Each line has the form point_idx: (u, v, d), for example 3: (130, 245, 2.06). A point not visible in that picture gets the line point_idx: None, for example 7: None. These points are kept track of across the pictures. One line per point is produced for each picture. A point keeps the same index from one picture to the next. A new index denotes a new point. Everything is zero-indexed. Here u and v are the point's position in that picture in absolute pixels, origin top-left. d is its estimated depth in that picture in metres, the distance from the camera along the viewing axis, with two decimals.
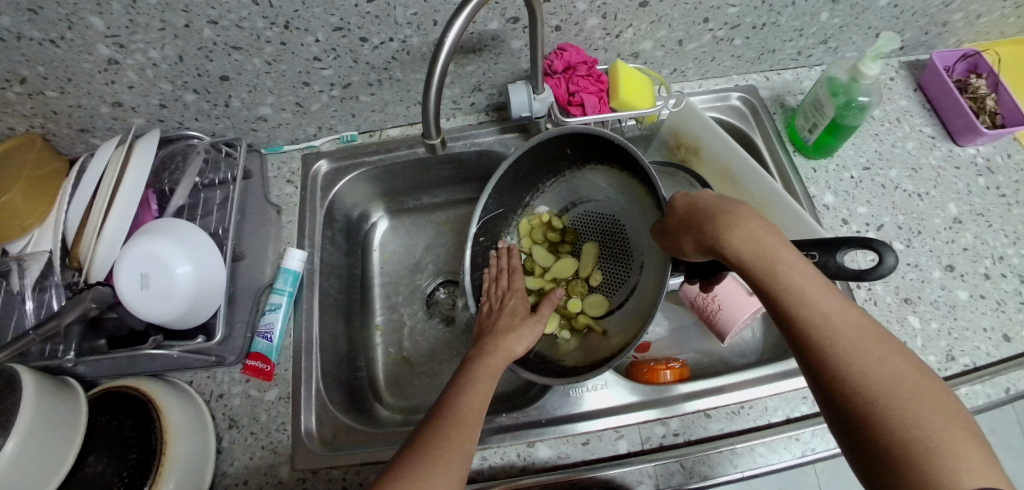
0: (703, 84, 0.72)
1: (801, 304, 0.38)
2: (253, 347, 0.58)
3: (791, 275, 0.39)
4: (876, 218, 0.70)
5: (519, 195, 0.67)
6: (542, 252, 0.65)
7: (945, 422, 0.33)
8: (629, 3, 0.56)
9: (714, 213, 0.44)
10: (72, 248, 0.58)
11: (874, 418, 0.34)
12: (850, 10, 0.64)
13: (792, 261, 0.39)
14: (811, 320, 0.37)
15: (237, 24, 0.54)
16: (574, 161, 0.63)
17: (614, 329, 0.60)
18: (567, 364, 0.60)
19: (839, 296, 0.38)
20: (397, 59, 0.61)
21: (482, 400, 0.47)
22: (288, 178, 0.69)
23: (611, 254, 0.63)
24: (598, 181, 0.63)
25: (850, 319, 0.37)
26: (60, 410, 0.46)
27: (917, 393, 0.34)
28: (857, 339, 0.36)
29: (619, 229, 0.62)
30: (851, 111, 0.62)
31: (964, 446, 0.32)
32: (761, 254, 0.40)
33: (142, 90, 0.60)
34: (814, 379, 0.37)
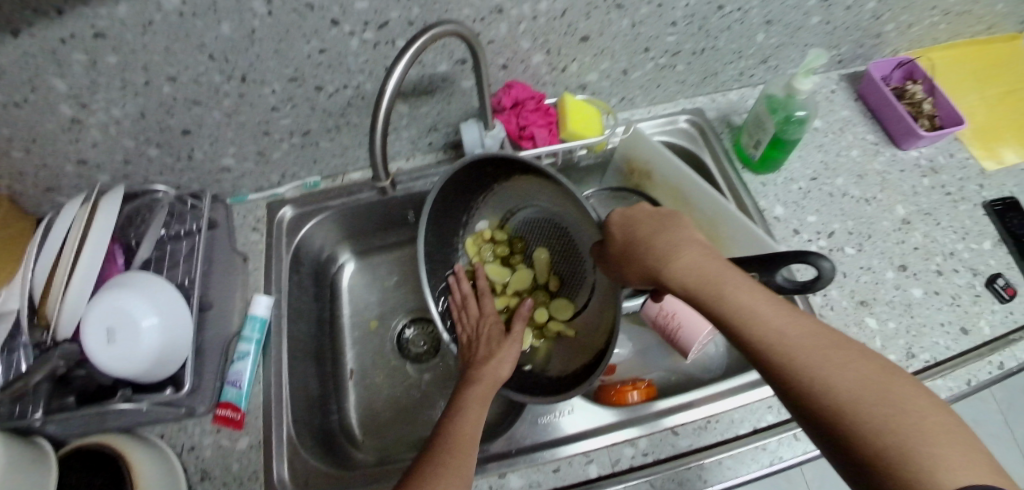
0: (651, 110, 0.76)
1: (748, 321, 0.38)
2: (223, 396, 0.58)
3: (735, 294, 0.39)
4: (826, 225, 0.73)
5: (457, 217, 0.67)
6: (497, 268, 0.66)
7: (922, 420, 0.31)
8: (570, 39, 0.59)
9: (648, 240, 0.46)
10: (38, 307, 0.57)
11: (846, 434, 0.32)
12: (784, 31, 0.68)
13: (733, 280, 0.40)
14: (761, 336, 0.37)
15: (195, 79, 0.56)
16: (500, 176, 0.64)
17: (586, 328, 0.62)
18: (554, 374, 0.62)
19: (786, 306, 0.39)
20: (353, 104, 0.63)
21: (475, 427, 0.49)
22: (254, 226, 0.70)
23: (561, 255, 0.66)
24: (527, 190, 0.64)
25: (805, 331, 0.37)
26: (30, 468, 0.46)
27: (886, 396, 0.32)
28: (812, 348, 0.36)
29: (561, 231, 0.65)
30: (791, 125, 0.65)
31: (950, 446, 0.30)
32: (700, 277, 0.41)
33: (106, 147, 0.61)
34: (782, 397, 0.36)
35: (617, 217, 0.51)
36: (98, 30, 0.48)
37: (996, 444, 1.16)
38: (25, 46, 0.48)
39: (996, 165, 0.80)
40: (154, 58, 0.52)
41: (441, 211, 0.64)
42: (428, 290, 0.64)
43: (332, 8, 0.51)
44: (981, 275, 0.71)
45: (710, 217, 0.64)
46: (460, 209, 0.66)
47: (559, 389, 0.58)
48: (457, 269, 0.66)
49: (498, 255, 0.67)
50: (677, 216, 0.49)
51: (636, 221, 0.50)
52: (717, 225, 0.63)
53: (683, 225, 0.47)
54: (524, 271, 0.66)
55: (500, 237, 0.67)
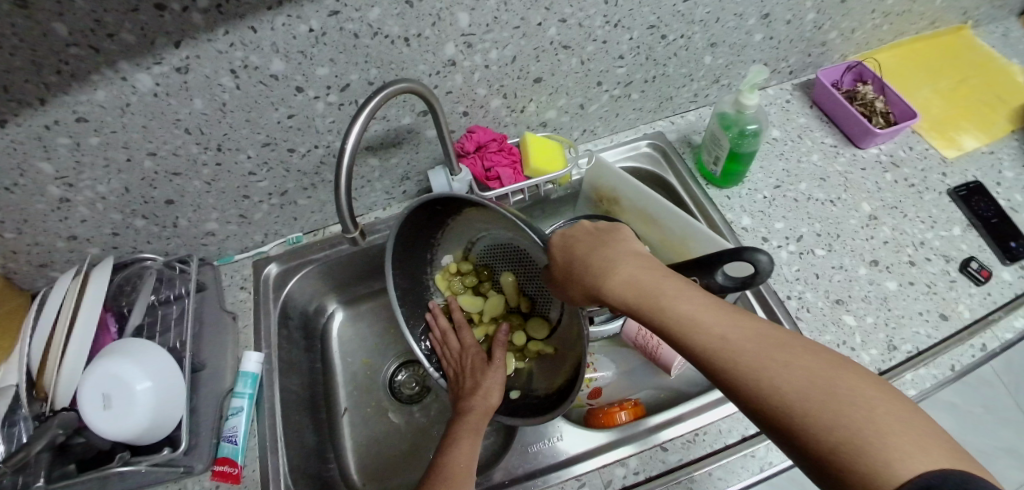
0: (614, 138, 0.79)
1: (693, 332, 0.40)
2: (220, 452, 0.60)
3: (676, 305, 0.41)
4: (795, 230, 0.75)
5: (422, 257, 0.68)
6: (469, 300, 0.68)
7: (869, 409, 0.32)
8: (523, 81, 0.63)
9: (589, 262, 0.48)
10: (36, 379, 0.59)
11: (796, 432, 0.34)
12: (730, 51, 0.72)
13: (672, 291, 0.42)
14: (708, 346, 0.39)
15: (174, 152, 0.59)
16: (451, 213, 0.65)
17: (562, 343, 0.63)
18: (541, 392, 0.63)
19: (727, 310, 0.40)
20: (325, 162, 0.66)
21: (468, 455, 0.53)
22: (242, 284, 0.73)
23: (526, 277, 0.66)
24: (478, 221, 0.65)
25: (747, 332, 0.38)
26: None
27: (832, 387, 0.34)
28: (756, 349, 0.37)
29: (518, 256, 0.65)
30: (745, 139, 0.68)
31: (893, 432, 0.31)
32: (640, 293, 0.43)
33: (94, 222, 0.64)
34: (738, 403, 0.38)
35: (559, 239, 0.54)
36: (79, 115, 0.51)
37: (1005, 427, 1.16)
38: (14, 134, 0.51)
39: (956, 152, 0.82)
40: (133, 136, 0.56)
41: (403, 256, 0.66)
42: (410, 336, 0.67)
43: (296, 76, 0.55)
44: (955, 260, 0.73)
45: (678, 234, 0.66)
46: (422, 250, 0.67)
47: (545, 407, 0.60)
48: (433, 305, 0.69)
49: (468, 286, 0.69)
50: (614, 230, 0.51)
51: (577, 242, 0.52)
52: (685, 242, 0.65)
53: (621, 241, 0.50)
54: (495, 298, 0.68)
55: (466, 269, 0.69)
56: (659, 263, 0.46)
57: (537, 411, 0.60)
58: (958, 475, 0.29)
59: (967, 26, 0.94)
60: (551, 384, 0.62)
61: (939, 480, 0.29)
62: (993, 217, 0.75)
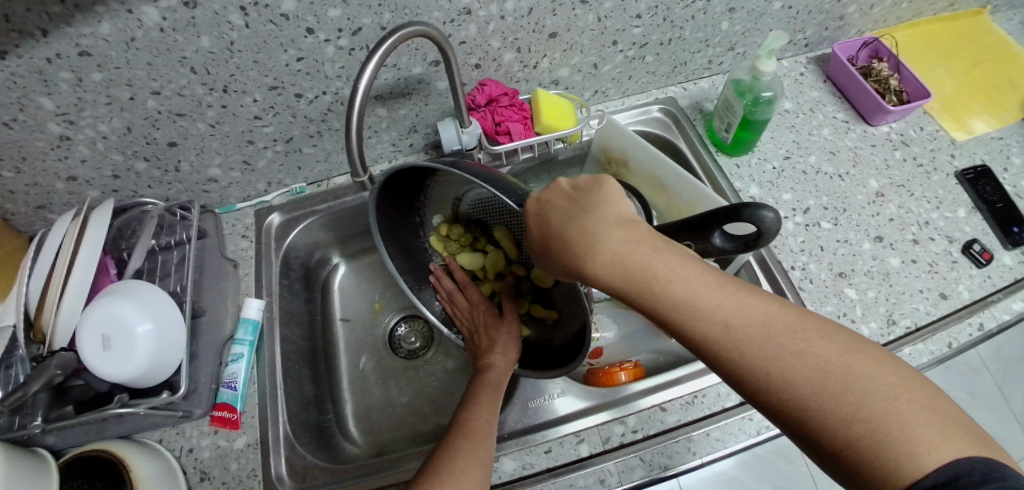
0: (625, 102, 0.78)
1: (696, 323, 0.36)
2: (219, 398, 0.60)
3: (676, 291, 0.37)
4: (801, 202, 0.74)
5: (409, 223, 0.66)
6: (467, 259, 0.67)
7: (890, 399, 0.31)
8: (538, 35, 0.61)
9: (569, 237, 0.42)
10: (35, 320, 0.59)
11: (811, 423, 0.33)
12: (748, 18, 0.70)
13: (670, 273, 0.38)
14: (713, 337, 0.36)
15: (178, 92, 0.57)
16: (427, 176, 0.60)
17: (566, 298, 0.60)
18: (557, 343, 0.63)
19: (731, 290, 0.37)
20: (333, 110, 0.65)
21: (487, 412, 0.54)
22: (243, 233, 0.72)
23: (518, 229, 0.61)
24: (460, 179, 0.60)
25: (754, 319, 0.36)
26: (28, 460, 0.51)
27: (849, 377, 0.32)
28: (764, 338, 0.35)
29: (505, 210, 0.59)
30: (759, 106, 0.67)
31: (916, 422, 0.30)
32: (632, 276, 0.39)
33: (94, 163, 0.63)
34: (744, 394, 0.36)
35: (534, 206, 0.47)
36: (83, 48, 0.50)
37: (991, 413, 1.18)
38: (14, 67, 0.49)
39: (966, 134, 0.82)
40: (138, 73, 0.54)
41: (389, 225, 0.64)
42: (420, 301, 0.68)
43: (307, 17, 0.53)
44: (958, 241, 0.73)
45: (686, 200, 0.66)
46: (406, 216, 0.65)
47: (561, 363, 0.60)
48: (435, 267, 0.69)
49: (464, 244, 0.67)
50: (593, 193, 0.45)
51: (551, 210, 0.45)
52: (693, 207, 0.65)
53: (602, 204, 0.43)
54: (493, 253, 0.66)
55: (456, 229, 0.66)
56: (648, 231, 0.40)
57: (551, 365, 0.62)
58: (978, 459, 0.29)
59: (986, 10, 0.93)
60: (562, 333, 0.62)
61: (965, 469, 0.29)
62: (998, 201, 0.75)
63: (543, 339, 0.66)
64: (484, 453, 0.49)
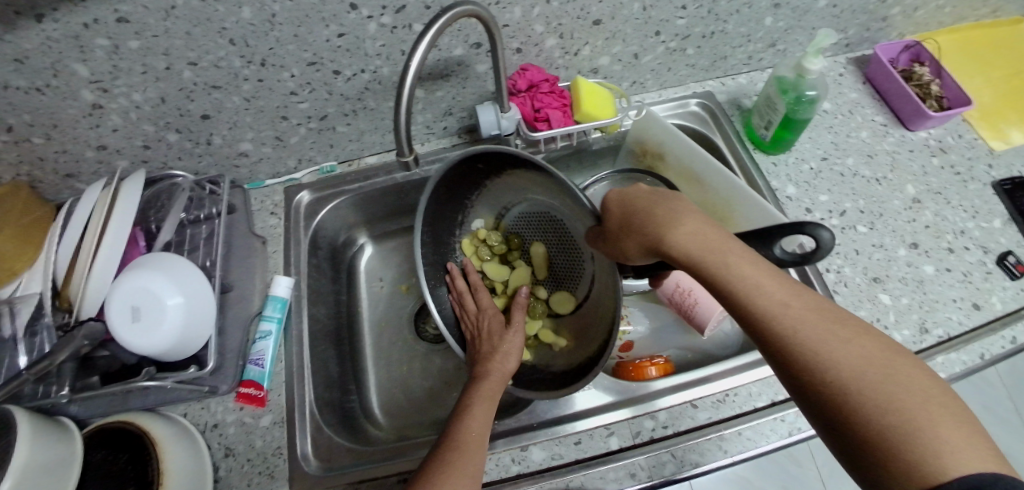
0: (663, 94, 0.77)
1: (761, 301, 0.35)
2: (246, 375, 0.60)
3: (742, 267, 0.36)
4: (838, 204, 0.73)
5: (452, 217, 0.68)
6: (494, 268, 0.67)
7: (931, 405, 0.30)
8: (582, 22, 0.60)
9: (646, 211, 0.42)
10: (61, 289, 0.59)
11: (846, 411, 0.31)
12: (791, 14, 0.69)
13: (740, 252, 0.37)
14: (770, 312, 0.35)
15: (215, 64, 0.56)
16: (492, 173, 0.65)
17: (587, 321, 0.63)
18: (558, 370, 0.63)
19: (796, 281, 0.36)
20: (370, 89, 0.64)
21: (485, 423, 0.49)
22: (272, 210, 0.71)
23: (558, 250, 0.66)
24: (522, 187, 0.65)
25: (814, 307, 0.35)
26: (49, 422, 0.50)
27: (897, 376, 0.31)
28: (820, 324, 0.34)
29: (554, 225, 0.64)
30: (801, 105, 0.66)
31: (949, 429, 0.29)
32: (706, 246, 0.38)
33: (125, 133, 0.62)
34: (782, 376, 0.35)
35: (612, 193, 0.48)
36: (121, 15, 0.49)
37: (1004, 427, 1.16)
38: (50, 31, 0.49)
39: (1003, 144, 0.80)
40: (175, 43, 0.53)
41: (438, 210, 0.66)
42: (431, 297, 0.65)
43: None
44: (992, 252, 0.71)
45: (723, 196, 0.64)
46: (453, 209, 0.67)
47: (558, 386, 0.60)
48: (452, 267, 0.66)
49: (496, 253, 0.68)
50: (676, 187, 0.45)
51: (630, 193, 0.46)
52: (730, 203, 0.64)
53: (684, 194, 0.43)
54: (522, 269, 0.67)
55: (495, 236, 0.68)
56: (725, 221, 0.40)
57: (553, 387, 0.61)
58: (1006, 478, 0.28)
59: None
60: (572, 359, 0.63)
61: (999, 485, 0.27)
62: None
63: (541, 367, 0.64)
64: (478, 464, 0.45)
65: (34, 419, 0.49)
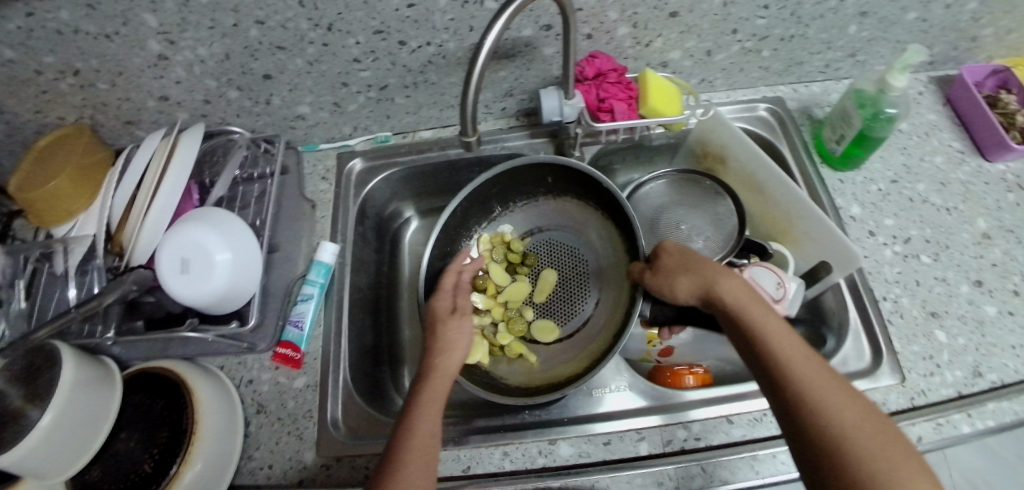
0: (731, 95, 0.74)
1: (779, 353, 0.45)
2: (284, 336, 0.60)
3: (767, 327, 0.46)
4: (903, 231, 0.69)
5: (489, 209, 0.72)
6: (501, 270, 0.67)
7: (898, 461, 0.38)
8: (659, 13, 0.58)
9: (699, 266, 0.52)
10: (116, 234, 0.60)
11: (830, 451, 0.40)
12: (878, 24, 0.65)
13: (768, 318, 0.47)
14: (784, 363, 0.44)
15: (283, 24, 0.56)
16: (554, 188, 0.72)
17: (565, 353, 0.67)
18: (510, 384, 0.64)
19: (807, 348, 0.46)
20: (433, 63, 0.62)
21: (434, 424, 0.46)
22: (323, 175, 0.71)
23: (566, 286, 0.71)
24: (566, 216, 0.73)
25: (820, 368, 0.44)
26: (93, 361, 0.52)
27: (876, 435, 0.40)
28: (823, 382, 0.42)
29: (579, 263, 0.72)
30: (878, 123, 0.62)
31: (912, 483, 0.37)
32: (745, 305, 0.48)
33: (188, 85, 0.63)
34: (783, 418, 0.43)
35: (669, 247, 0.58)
36: None
37: None
38: None
39: None
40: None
41: (490, 191, 0.70)
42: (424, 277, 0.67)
43: None
44: None
45: (784, 207, 0.63)
46: (498, 202, 0.72)
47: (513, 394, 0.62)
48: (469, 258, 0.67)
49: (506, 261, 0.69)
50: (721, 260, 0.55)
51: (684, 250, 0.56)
52: (791, 215, 0.62)
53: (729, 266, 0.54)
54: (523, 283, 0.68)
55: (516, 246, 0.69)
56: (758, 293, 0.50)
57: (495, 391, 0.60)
58: None
59: None
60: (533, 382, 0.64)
61: None
62: None
63: (495, 379, 0.64)
64: (419, 485, 0.43)
65: (78, 355, 0.51)
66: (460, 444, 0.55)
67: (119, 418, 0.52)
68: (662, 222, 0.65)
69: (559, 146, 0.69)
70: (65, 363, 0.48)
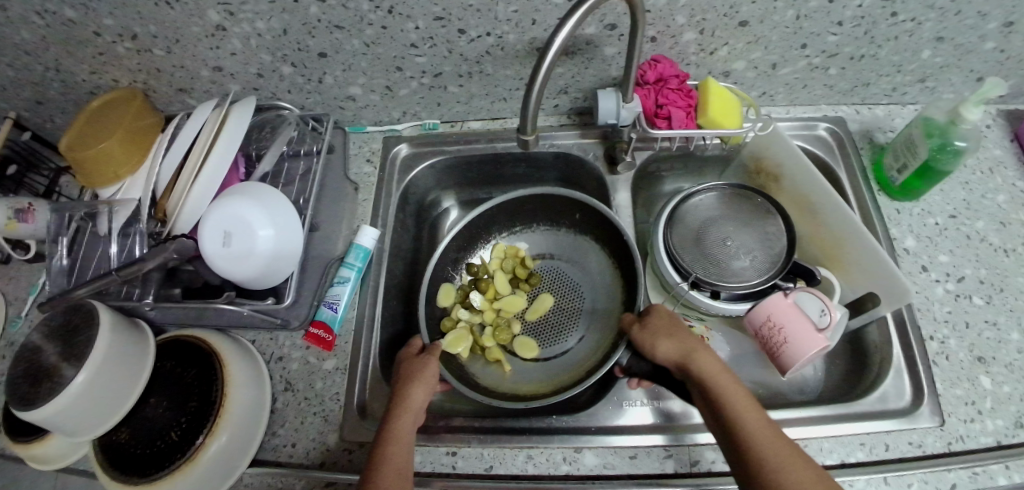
0: (791, 111, 0.71)
1: (746, 431, 0.45)
2: (318, 316, 0.60)
3: (736, 402, 0.47)
4: (957, 269, 0.65)
5: (509, 223, 0.75)
6: (504, 278, 0.70)
7: None
8: (729, 21, 0.56)
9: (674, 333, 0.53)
10: (160, 200, 0.60)
11: None
12: (953, 51, 0.62)
13: (737, 392, 0.47)
14: (749, 442, 0.44)
15: (343, 4, 0.54)
16: (571, 221, 0.73)
17: (535, 377, 0.67)
18: (478, 385, 0.65)
19: (773, 425, 0.46)
20: (490, 54, 0.60)
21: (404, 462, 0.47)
22: (368, 158, 0.71)
23: (556, 317, 0.71)
24: (580, 254, 0.74)
25: (784, 447, 0.44)
26: (129, 324, 0.52)
27: None
28: (786, 462, 0.43)
29: (572, 299, 0.72)
30: (945, 155, 0.60)
31: None
32: (715, 378, 0.48)
33: (242, 57, 0.62)
34: None
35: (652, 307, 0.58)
36: None
37: None
38: None
39: None
40: None
41: (515, 205, 0.73)
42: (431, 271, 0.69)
43: None
44: None
45: (837, 232, 0.60)
46: (520, 218, 0.74)
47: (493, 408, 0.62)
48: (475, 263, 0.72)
49: (510, 272, 0.71)
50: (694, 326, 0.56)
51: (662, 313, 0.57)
52: (843, 241, 0.60)
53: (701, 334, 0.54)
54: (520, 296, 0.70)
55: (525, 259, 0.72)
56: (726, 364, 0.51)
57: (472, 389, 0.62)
58: None
59: None
60: (496, 389, 0.64)
61: None
62: None
63: (466, 375, 0.65)
64: None
65: (114, 317, 0.51)
66: (486, 442, 0.55)
67: (151, 383, 0.52)
68: (709, 235, 0.63)
69: (609, 150, 0.68)
70: (102, 324, 0.49)
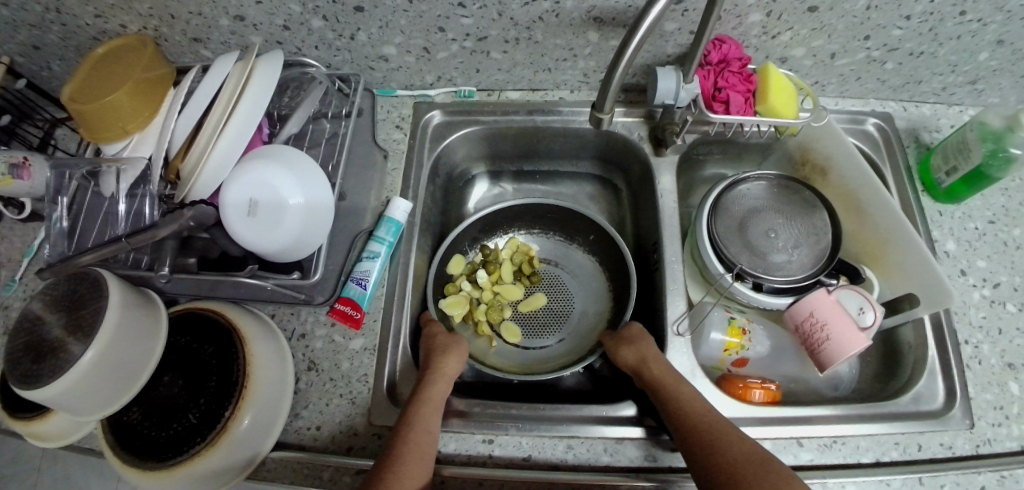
0: (839, 103, 0.70)
1: (705, 431, 0.46)
2: (344, 292, 0.57)
3: (695, 406, 0.49)
4: (994, 275, 0.64)
5: (530, 223, 0.75)
6: (509, 268, 0.70)
7: None
8: (799, 5, 0.53)
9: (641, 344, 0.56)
10: (175, 161, 0.56)
11: None
12: (1011, 55, 0.60)
13: (696, 397, 0.49)
14: (709, 441, 0.46)
15: None
16: (586, 238, 0.73)
17: (508, 361, 0.67)
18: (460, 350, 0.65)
19: (732, 427, 0.48)
20: (543, 20, 0.56)
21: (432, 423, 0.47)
22: (397, 124, 0.68)
23: (543, 319, 0.71)
24: (586, 274, 0.74)
25: (742, 445, 0.45)
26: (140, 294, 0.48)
27: None
28: (744, 458, 0.44)
29: (564, 307, 0.71)
30: (997, 161, 0.58)
31: None
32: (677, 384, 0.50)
33: (269, 8, 0.57)
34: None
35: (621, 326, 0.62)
36: None
37: None
38: None
39: None
40: None
41: (544, 210, 0.73)
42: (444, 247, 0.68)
43: None
44: None
45: (881, 233, 0.59)
46: (542, 223, 0.75)
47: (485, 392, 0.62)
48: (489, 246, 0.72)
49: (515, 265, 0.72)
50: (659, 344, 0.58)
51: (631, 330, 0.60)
52: (887, 242, 0.59)
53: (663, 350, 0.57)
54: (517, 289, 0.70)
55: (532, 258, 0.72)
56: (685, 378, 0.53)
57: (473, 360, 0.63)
58: None
59: None
60: (477, 359, 0.65)
61: None
62: None
63: None
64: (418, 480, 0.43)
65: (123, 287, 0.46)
66: (524, 430, 0.53)
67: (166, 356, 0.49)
68: (753, 225, 0.61)
69: (654, 131, 0.65)
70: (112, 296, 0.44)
